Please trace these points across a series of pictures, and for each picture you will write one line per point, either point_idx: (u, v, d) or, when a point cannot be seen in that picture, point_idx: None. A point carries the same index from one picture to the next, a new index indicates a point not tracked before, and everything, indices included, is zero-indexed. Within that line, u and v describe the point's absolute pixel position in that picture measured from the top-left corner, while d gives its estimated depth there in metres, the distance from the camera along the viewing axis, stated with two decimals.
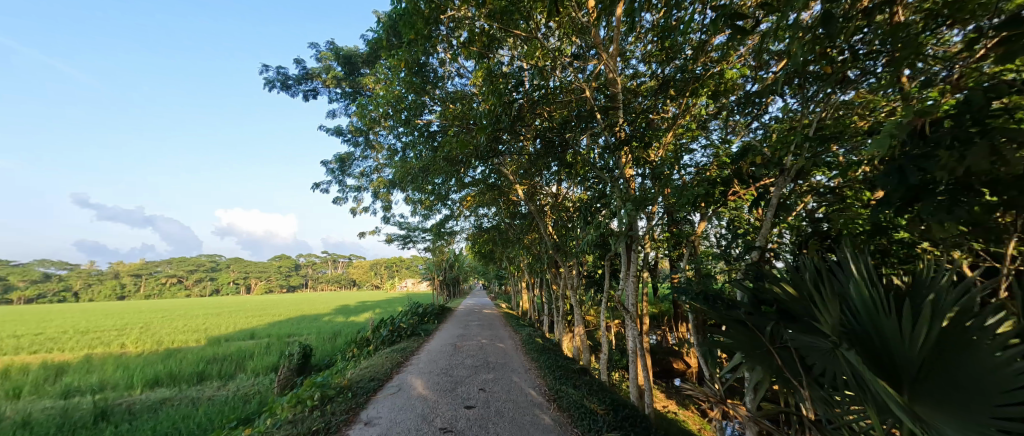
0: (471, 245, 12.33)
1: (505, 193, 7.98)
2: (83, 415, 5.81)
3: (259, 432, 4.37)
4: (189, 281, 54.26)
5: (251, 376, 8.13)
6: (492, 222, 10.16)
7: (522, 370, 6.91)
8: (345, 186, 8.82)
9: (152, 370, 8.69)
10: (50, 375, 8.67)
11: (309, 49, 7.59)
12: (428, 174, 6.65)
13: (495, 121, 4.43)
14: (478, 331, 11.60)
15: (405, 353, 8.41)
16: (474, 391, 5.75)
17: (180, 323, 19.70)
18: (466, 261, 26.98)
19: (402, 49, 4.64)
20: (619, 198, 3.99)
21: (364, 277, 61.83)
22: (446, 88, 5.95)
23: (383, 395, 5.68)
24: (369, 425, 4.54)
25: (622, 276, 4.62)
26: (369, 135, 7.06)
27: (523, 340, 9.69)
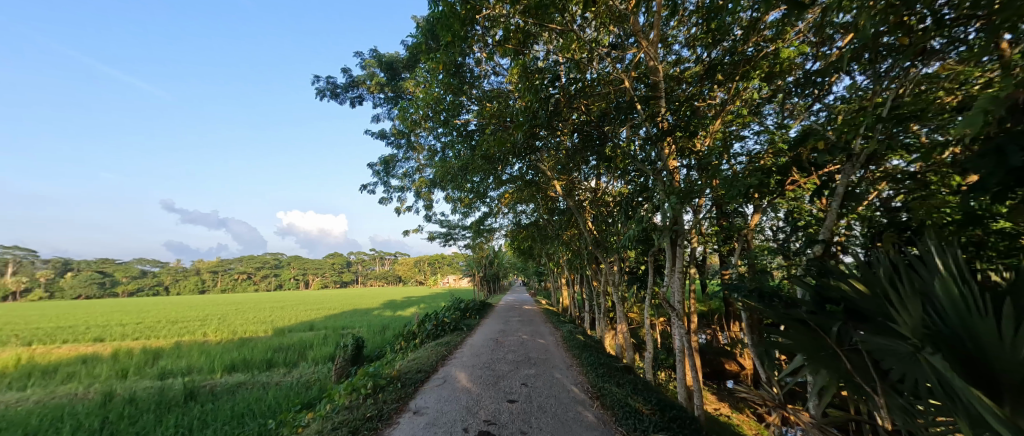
0: (510, 242, 12.36)
1: (544, 189, 7.90)
2: (176, 394, 6.50)
3: (320, 416, 4.66)
4: (254, 277, 58.91)
5: (312, 365, 8.70)
6: (530, 219, 10.13)
7: (564, 367, 6.86)
8: (390, 187, 9.13)
9: (228, 357, 9.53)
10: (149, 358, 9.81)
11: (354, 57, 7.91)
12: (468, 172, 6.75)
13: (532, 117, 4.39)
14: (519, 327, 11.65)
15: (449, 347, 8.62)
16: (517, 385, 5.77)
17: (249, 315, 21.48)
18: (505, 258, 27.16)
19: (440, 50, 4.72)
20: (662, 191, 3.81)
21: (408, 273, 64.10)
22: (483, 87, 5.96)
23: (429, 386, 5.85)
24: (417, 414, 4.69)
25: (667, 272, 4.42)
26: (411, 137, 7.27)
27: (564, 337, 9.61)
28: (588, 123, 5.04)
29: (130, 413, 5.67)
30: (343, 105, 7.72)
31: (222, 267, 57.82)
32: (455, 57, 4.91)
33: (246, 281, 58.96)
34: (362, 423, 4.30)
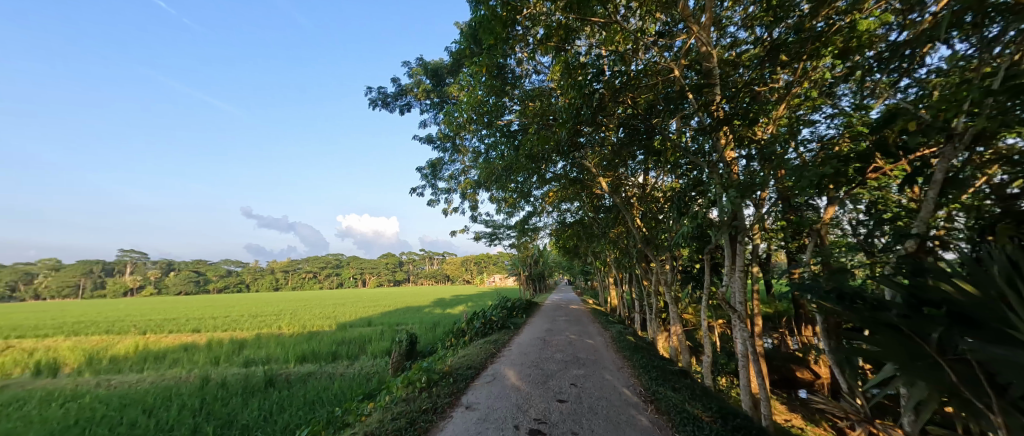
0: (556, 241, 12.24)
1: (589, 187, 7.72)
2: (258, 380, 7.15)
3: (380, 406, 4.88)
4: (316, 276, 63.30)
5: (370, 358, 9.17)
6: (575, 217, 9.96)
7: (615, 368, 6.66)
8: (437, 189, 9.38)
9: (303, 348, 10.35)
10: (238, 347, 10.88)
11: (401, 67, 8.22)
12: (512, 172, 6.76)
13: (576, 112, 4.29)
14: (566, 326, 11.50)
15: (498, 345, 8.69)
16: (566, 386, 5.68)
17: (313, 312, 23.11)
18: (550, 257, 26.97)
19: (482, 53, 4.76)
20: (719, 185, 3.56)
21: (456, 272, 65.71)
22: (524, 87, 5.93)
23: (479, 382, 5.94)
24: (469, 409, 4.77)
25: (727, 271, 4.13)
26: (455, 140, 7.41)
27: (614, 337, 9.33)
28: (636, 116, 4.84)
29: (219, 396, 6.29)
30: (393, 113, 8.04)
31: (289, 267, 62.69)
32: (498, 59, 4.93)
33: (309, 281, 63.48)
34: (418, 414, 4.44)
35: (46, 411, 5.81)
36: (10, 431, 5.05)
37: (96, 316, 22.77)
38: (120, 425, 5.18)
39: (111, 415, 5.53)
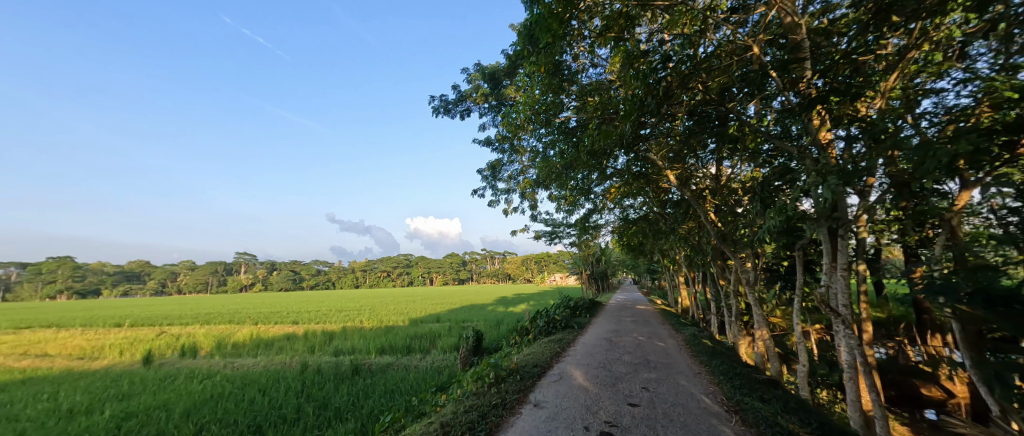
0: (619, 239, 11.78)
1: (655, 181, 7.30)
2: (345, 368, 7.80)
3: (452, 399, 5.02)
4: (389, 275, 67.72)
5: (440, 353, 9.55)
6: (640, 213, 9.49)
7: (691, 374, 6.21)
8: (497, 190, 9.49)
9: (381, 340, 11.11)
10: (327, 338, 11.99)
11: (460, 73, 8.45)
12: (572, 169, 6.61)
13: (640, 102, 4.05)
14: (634, 327, 11.00)
15: (562, 344, 8.57)
16: (637, 389, 5.41)
17: (387, 308, 24.73)
18: (613, 255, 26.11)
19: (539, 50, 4.69)
20: (814, 172, 3.14)
21: (517, 271, 66.37)
22: (582, 81, 5.76)
23: (546, 381, 5.89)
24: (538, 407, 4.74)
25: (826, 269, 3.63)
26: (514, 140, 7.43)
27: (687, 341, 8.73)
28: (709, 102, 4.46)
29: (315, 380, 6.99)
30: (453, 118, 8.27)
31: (365, 267, 67.84)
32: (555, 56, 4.84)
33: (383, 279, 68.13)
34: (489, 409, 4.52)
35: (188, 386, 6.90)
36: (163, 401, 6.06)
37: (212, 309, 26.45)
38: (243, 401, 5.97)
39: (235, 392, 6.42)
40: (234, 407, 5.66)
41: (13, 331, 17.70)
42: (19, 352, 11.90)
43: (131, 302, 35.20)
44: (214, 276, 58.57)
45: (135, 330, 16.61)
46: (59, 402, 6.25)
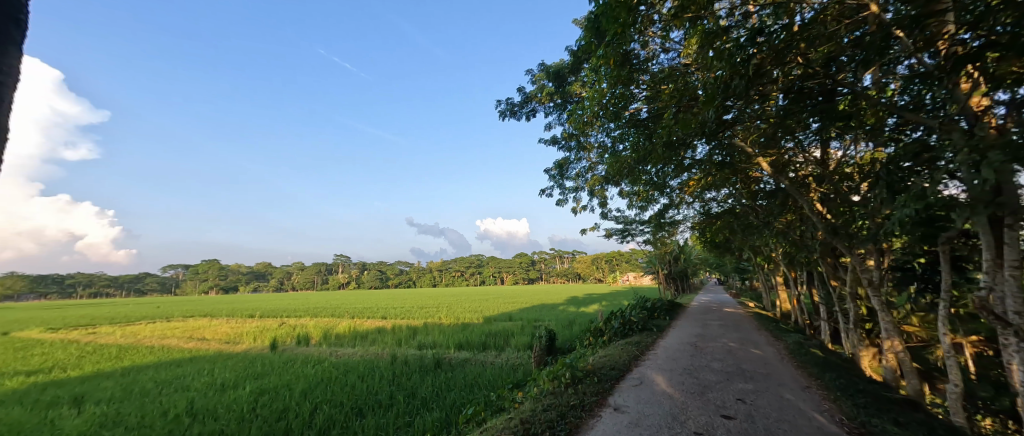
0: (701, 235, 10.90)
1: (744, 171, 6.60)
2: (427, 361, 8.27)
3: (528, 397, 5.01)
4: (465, 274, 70.56)
5: (515, 351, 9.68)
6: (726, 206, 8.67)
7: (799, 387, 5.48)
8: (565, 189, 9.33)
9: (457, 336, 11.60)
10: (411, 333, 12.85)
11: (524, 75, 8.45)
12: (645, 162, 6.23)
13: (725, 83, 3.66)
14: (722, 332, 10.09)
15: (641, 348, 8.13)
16: (731, 400, 4.91)
17: (463, 306, 25.79)
18: (694, 253, 24.28)
19: (607, 41, 4.50)
20: (966, 148, 2.56)
21: (590, 271, 64.92)
22: (653, 69, 5.42)
23: (626, 385, 5.64)
24: (619, 411, 4.55)
25: (987, 267, 2.95)
26: (581, 137, 7.24)
27: (790, 350, 7.74)
28: (811, 76, 3.88)
29: (407, 370, 7.56)
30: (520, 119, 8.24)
31: (442, 267, 71.56)
32: (623, 47, 4.61)
33: (459, 279, 71.25)
34: (567, 409, 4.46)
35: (303, 369, 7.88)
36: (286, 381, 7.00)
37: (316, 305, 29.86)
38: (346, 385, 6.64)
39: (340, 377, 7.16)
40: (337, 391, 6.29)
41: (173, 319, 21.72)
42: (181, 336, 14.57)
43: (254, 298, 41.30)
44: (316, 275, 66.25)
45: (257, 321, 19.36)
46: (216, 377, 7.56)
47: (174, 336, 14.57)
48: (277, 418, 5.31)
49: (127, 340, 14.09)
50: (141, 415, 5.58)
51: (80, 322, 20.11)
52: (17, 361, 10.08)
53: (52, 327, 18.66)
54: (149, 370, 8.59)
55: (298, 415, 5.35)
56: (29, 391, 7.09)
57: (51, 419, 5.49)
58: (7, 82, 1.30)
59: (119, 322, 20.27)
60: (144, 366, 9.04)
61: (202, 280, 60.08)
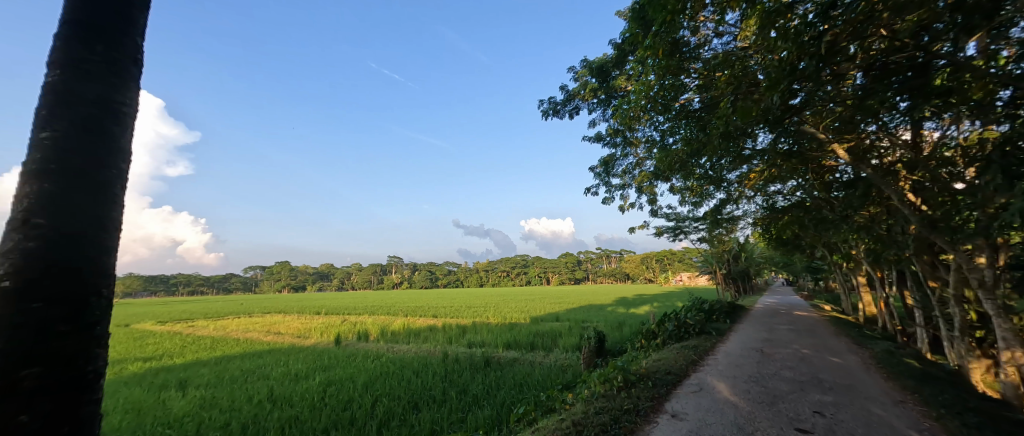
0: (764, 231, 10.07)
1: (815, 160, 5.99)
2: (478, 360, 8.39)
3: (580, 399, 4.87)
4: (511, 274, 70.98)
5: (564, 351, 9.54)
6: (794, 199, 7.93)
7: (890, 401, 4.87)
8: (611, 186, 9.01)
9: (505, 336, 11.65)
10: (461, 331, 13.12)
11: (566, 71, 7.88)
12: (699, 155, 5.84)
13: (791, 65, 3.36)
14: (792, 337, 9.27)
15: (698, 352, 7.66)
16: (807, 413, 4.44)
17: (510, 305, 25.94)
18: (756, 251, 22.57)
19: (654, 30, 4.26)
20: None
21: (640, 271, 62.68)
22: (705, 56, 5.06)
23: (684, 391, 5.33)
24: (677, 418, 4.30)
25: None
26: (627, 132, 6.95)
27: (877, 359, 6.90)
28: (899, 49, 3.45)
29: (460, 367, 7.73)
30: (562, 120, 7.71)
31: (490, 267, 72.59)
32: (673, 34, 4.33)
33: (506, 279, 71.87)
34: (621, 413, 4.31)
35: (365, 363, 8.34)
36: (349, 374, 7.43)
37: (372, 303, 31.43)
38: (403, 380, 6.90)
39: (397, 371, 7.47)
40: (394, 385, 6.54)
41: (251, 315, 23.89)
42: (259, 331, 15.98)
43: (318, 297, 44.42)
44: (372, 275, 70.04)
45: (321, 318, 20.74)
46: (292, 367, 8.21)
47: (255, 330, 16.04)
48: (343, 407, 5.64)
49: (216, 332, 15.74)
50: (232, 399, 6.19)
51: (178, 317, 22.77)
52: (132, 349, 11.61)
53: (156, 320, 21.28)
54: (236, 360, 9.50)
55: (361, 406, 5.62)
56: (145, 374, 8.12)
57: (163, 399, 6.24)
58: (129, 111, 1.48)
59: (208, 317, 22.70)
60: (231, 356, 10.03)
61: (275, 280, 65.67)
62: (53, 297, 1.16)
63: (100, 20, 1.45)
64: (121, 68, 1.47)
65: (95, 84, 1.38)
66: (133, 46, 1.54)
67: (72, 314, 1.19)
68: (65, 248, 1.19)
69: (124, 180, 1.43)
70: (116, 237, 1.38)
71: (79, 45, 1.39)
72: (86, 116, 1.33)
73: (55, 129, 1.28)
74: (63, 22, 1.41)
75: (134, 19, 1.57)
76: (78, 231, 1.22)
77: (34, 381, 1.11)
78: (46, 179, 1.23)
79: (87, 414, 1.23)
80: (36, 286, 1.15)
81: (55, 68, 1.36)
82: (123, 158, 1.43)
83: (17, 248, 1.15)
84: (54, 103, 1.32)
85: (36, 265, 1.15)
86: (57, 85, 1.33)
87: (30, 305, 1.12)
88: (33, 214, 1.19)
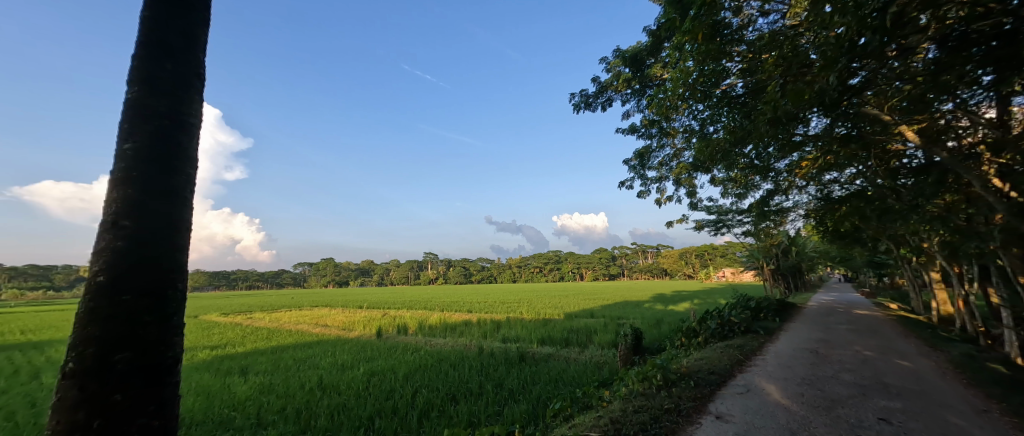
0: (818, 223, 9.32)
1: (878, 145, 5.43)
2: (512, 355, 8.38)
3: (616, 397, 4.70)
4: (545, 270, 70.65)
5: (600, 348, 9.33)
6: (852, 188, 7.26)
7: (971, 410, 4.35)
8: (647, 180, 8.64)
9: (540, 332, 11.56)
10: (496, 327, 13.15)
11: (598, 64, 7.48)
12: (744, 143, 5.44)
13: (849, 41, 3.02)
14: (852, 338, 8.56)
15: (744, 352, 7.22)
16: (872, 420, 4.04)
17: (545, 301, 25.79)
18: (809, 245, 21.00)
19: (692, 14, 3.96)
20: None
21: (679, 266, 60.48)
22: (750, 38, 4.67)
23: (729, 392, 5.04)
24: (722, 420, 4.06)
25: None
26: (663, 123, 6.62)
27: (955, 363, 6.20)
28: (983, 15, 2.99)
29: (496, 362, 7.74)
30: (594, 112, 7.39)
31: (523, 263, 72.66)
32: (714, 17, 4.02)
33: (540, 274, 71.66)
34: (662, 413, 4.13)
35: (404, 356, 8.52)
36: (391, 365, 7.63)
37: (411, 298, 32.39)
38: (441, 372, 6.99)
39: (434, 364, 7.58)
40: (433, 377, 6.63)
41: (301, 308, 25.31)
42: (308, 323, 16.86)
43: (360, 291, 46.28)
44: (411, 270, 72.27)
45: (364, 312, 21.59)
46: (337, 359, 8.54)
47: (306, 322, 16.96)
48: (386, 397, 5.77)
49: (272, 324, 16.79)
50: (287, 385, 6.53)
51: (237, 309, 24.51)
52: (200, 338, 12.61)
53: (220, 312, 23.03)
54: (289, 350, 10.04)
55: (403, 396, 5.74)
56: (213, 361, 8.77)
57: (228, 384, 6.67)
58: (194, 122, 1.69)
59: (263, 310, 24.24)
60: (283, 346, 10.63)
61: (321, 276, 69.13)
62: (137, 285, 1.40)
63: (166, 41, 1.65)
64: (183, 85, 1.67)
65: (163, 100, 1.59)
66: (194, 63, 1.74)
67: (150, 301, 1.42)
68: (144, 243, 1.43)
69: (191, 182, 1.66)
70: (186, 234, 1.62)
71: (150, 67, 1.60)
72: (158, 130, 1.55)
73: (135, 142, 1.51)
74: (138, 44, 1.62)
75: (197, 38, 1.77)
76: (154, 230, 1.45)
77: (126, 365, 1.35)
78: (130, 187, 1.47)
79: (167, 396, 1.46)
80: (126, 279, 1.39)
81: (133, 87, 1.58)
82: (188, 164, 1.65)
83: (110, 245, 1.41)
84: (132, 119, 1.54)
85: (124, 259, 1.40)
86: (134, 103, 1.55)
87: (121, 297, 1.37)
88: (120, 217, 1.43)
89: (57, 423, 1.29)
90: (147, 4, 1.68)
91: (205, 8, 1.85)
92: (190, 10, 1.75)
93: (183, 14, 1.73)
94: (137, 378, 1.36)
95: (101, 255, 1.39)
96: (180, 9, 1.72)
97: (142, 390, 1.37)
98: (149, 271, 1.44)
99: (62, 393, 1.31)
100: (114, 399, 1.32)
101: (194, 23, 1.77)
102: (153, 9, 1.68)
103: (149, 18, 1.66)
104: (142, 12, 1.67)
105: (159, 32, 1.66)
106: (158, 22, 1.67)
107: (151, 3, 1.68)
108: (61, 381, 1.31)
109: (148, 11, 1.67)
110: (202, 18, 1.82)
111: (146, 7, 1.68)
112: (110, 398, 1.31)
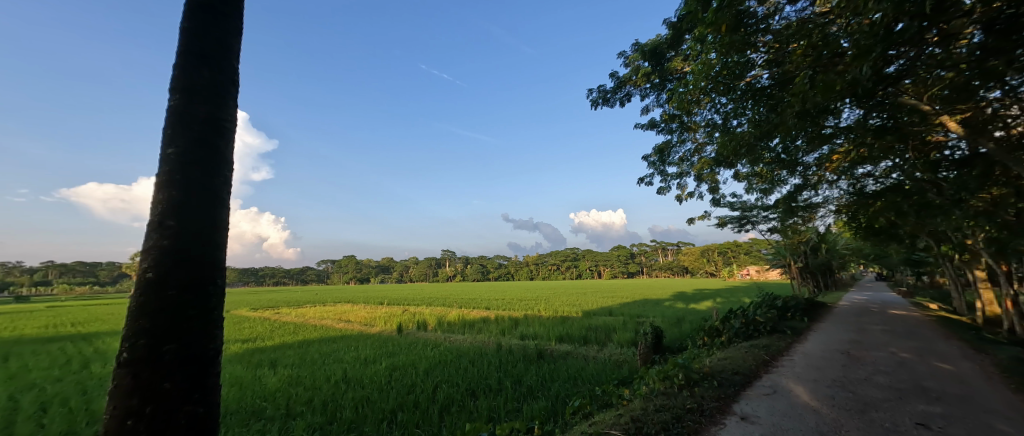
0: (850, 220, 8.91)
1: (915, 137, 5.15)
2: (529, 352, 8.41)
3: (636, 395, 4.64)
4: (563, 268, 70.19)
5: (619, 346, 9.24)
6: (888, 182, 6.91)
7: (1019, 417, 4.10)
8: (667, 175, 8.43)
9: (559, 329, 11.54)
10: (514, 324, 13.20)
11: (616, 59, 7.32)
12: (770, 137, 5.25)
13: (885, 28, 2.87)
14: (887, 339, 8.18)
15: (770, 352, 7.01)
16: (909, 425, 3.87)
17: (563, 299, 25.65)
18: (840, 242, 20.11)
19: (715, 6, 3.84)
20: None
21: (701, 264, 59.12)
22: (776, 27, 4.50)
23: (754, 393, 4.91)
24: (747, 421, 3.97)
25: None
26: (684, 117, 6.47)
27: (1001, 367, 5.87)
28: None
29: (515, 359, 7.77)
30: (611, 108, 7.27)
31: (541, 261, 72.44)
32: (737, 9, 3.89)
33: (558, 271, 71.34)
34: (684, 412, 4.06)
35: (424, 351, 8.65)
36: (412, 361, 7.74)
37: (428, 295, 32.73)
38: (460, 368, 7.09)
39: (454, 360, 7.68)
40: (452, 373, 6.72)
41: (324, 304, 26.04)
42: (332, 318, 17.31)
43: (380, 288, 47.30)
44: (430, 268, 73.56)
45: (385, 308, 22.02)
46: (359, 353, 8.74)
47: (329, 318, 17.46)
48: (408, 391, 5.88)
49: (299, 319, 17.40)
50: (313, 378, 6.72)
51: (265, 305, 25.48)
52: (232, 332, 13.15)
53: (250, 307, 24.03)
54: (314, 344, 10.34)
55: (424, 390, 5.83)
56: (244, 353, 9.14)
57: (258, 376, 6.90)
58: (231, 127, 1.76)
59: (290, 305, 25.10)
60: (309, 341, 10.97)
61: (344, 273, 70.90)
62: (180, 280, 1.47)
63: (204, 51, 1.72)
64: (220, 91, 1.74)
65: (203, 107, 1.66)
66: (228, 70, 1.80)
67: (192, 295, 1.49)
68: (187, 240, 1.50)
69: (227, 184, 1.72)
70: (224, 233, 1.68)
71: (188, 75, 1.67)
72: (198, 135, 1.62)
73: (177, 146, 1.58)
74: (180, 54, 1.70)
75: (230, 46, 1.83)
76: (195, 229, 1.52)
77: (174, 355, 1.42)
78: (174, 189, 1.54)
79: (211, 385, 1.52)
80: (171, 276, 1.46)
81: (174, 95, 1.65)
82: (225, 167, 1.72)
83: (156, 244, 1.48)
84: (174, 125, 1.61)
85: (170, 257, 1.47)
86: (177, 110, 1.62)
87: (168, 292, 1.44)
88: (166, 217, 1.50)
89: (114, 408, 1.38)
90: (186, 15, 1.75)
91: (238, 17, 1.91)
92: (224, 20, 1.82)
93: (218, 24, 1.80)
94: (183, 368, 1.43)
95: (149, 252, 1.46)
96: (215, 18, 1.79)
97: (187, 380, 1.44)
98: (192, 268, 1.51)
99: (118, 380, 1.39)
100: (163, 388, 1.39)
101: (228, 32, 1.83)
102: (190, 19, 1.75)
103: (188, 28, 1.73)
104: (182, 22, 1.75)
105: (196, 40, 1.72)
106: (195, 31, 1.74)
107: (190, 14, 1.75)
108: (117, 369, 1.39)
109: (186, 22, 1.74)
110: (237, 26, 1.89)
111: (185, 17, 1.75)
112: (160, 386, 1.38)
